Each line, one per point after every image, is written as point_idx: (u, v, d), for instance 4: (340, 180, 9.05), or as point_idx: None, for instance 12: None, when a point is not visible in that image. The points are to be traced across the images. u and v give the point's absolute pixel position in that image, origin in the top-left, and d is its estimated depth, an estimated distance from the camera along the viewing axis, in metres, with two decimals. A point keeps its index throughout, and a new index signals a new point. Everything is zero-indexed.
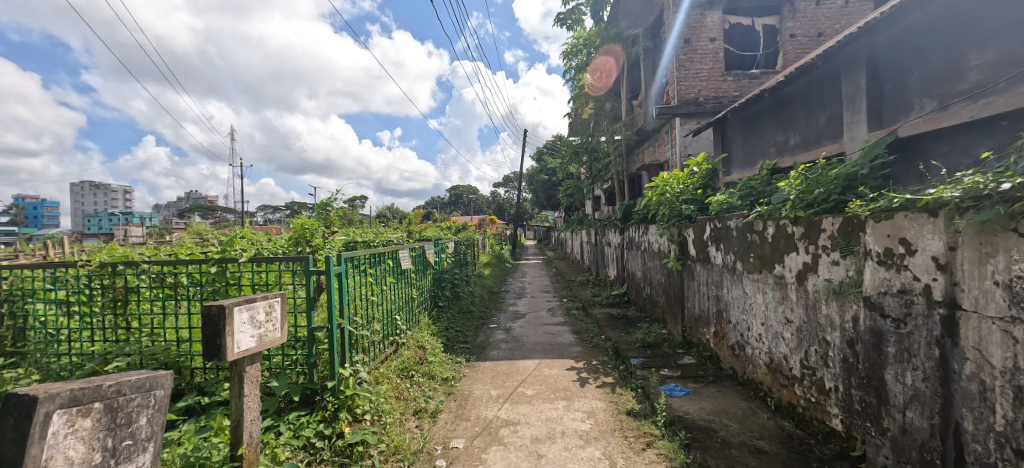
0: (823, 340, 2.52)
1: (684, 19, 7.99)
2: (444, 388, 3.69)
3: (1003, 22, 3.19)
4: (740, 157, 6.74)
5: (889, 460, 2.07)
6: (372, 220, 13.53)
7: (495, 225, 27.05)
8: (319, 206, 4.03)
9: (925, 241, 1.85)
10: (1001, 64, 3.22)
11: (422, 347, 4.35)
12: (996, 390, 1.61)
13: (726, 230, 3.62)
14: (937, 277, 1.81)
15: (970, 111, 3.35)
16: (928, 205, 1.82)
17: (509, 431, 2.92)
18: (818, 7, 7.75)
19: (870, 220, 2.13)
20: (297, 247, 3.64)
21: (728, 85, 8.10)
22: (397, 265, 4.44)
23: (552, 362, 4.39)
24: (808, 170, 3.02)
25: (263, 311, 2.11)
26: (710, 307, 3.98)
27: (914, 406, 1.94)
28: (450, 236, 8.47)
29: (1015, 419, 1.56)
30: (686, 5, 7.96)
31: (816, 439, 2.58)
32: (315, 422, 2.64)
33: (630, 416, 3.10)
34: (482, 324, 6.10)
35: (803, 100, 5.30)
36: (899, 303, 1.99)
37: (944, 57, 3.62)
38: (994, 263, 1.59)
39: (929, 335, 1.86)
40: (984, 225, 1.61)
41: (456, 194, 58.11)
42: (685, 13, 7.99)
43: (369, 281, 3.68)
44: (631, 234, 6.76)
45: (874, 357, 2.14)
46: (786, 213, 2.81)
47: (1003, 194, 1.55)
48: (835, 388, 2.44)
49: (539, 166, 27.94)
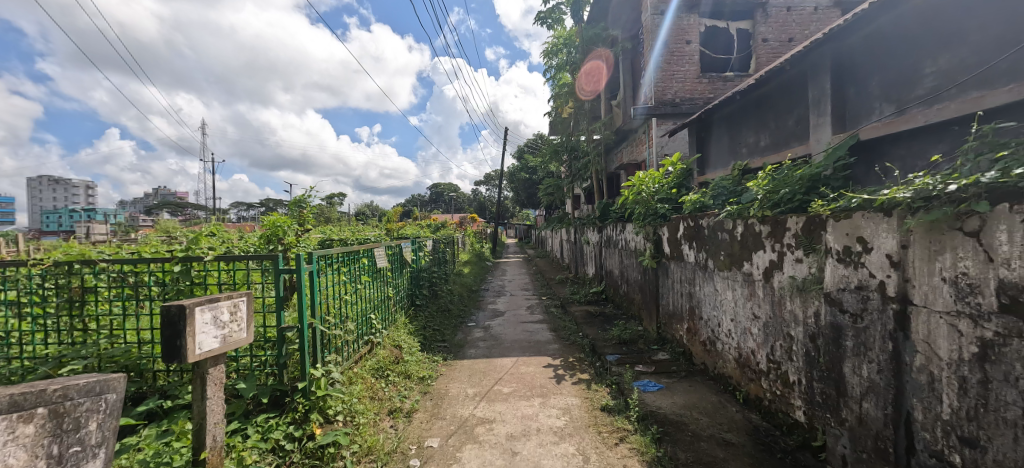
0: (788, 335, 2.61)
1: (670, 23, 8.09)
2: (420, 387, 3.65)
3: (957, 30, 3.34)
4: (715, 156, 6.88)
5: (847, 449, 2.17)
6: (348, 217, 13.22)
7: (475, 223, 26.93)
8: (292, 203, 3.91)
9: (880, 240, 1.94)
10: (954, 71, 3.38)
11: (398, 346, 4.29)
12: (944, 381, 1.70)
13: (699, 229, 3.70)
14: (890, 274, 1.90)
15: (925, 116, 3.51)
16: (883, 205, 1.91)
17: (485, 429, 2.92)
18: (788, 14, 8.04)
19: (830, 219, 2.22)
20: (269, 245, 3.56)
21: (703, 87, 8.27)
22: (372, 264, 4.36)
23: (529, 359, 4.41)
24: (774, 171, 3.12)
25: (228, 310, 2.04)
26: (683, 303, 4.06)
27: (869, 397, 2.03)
28: (428, 233, 8.38)
29: (961, 408, 1.65)
30: (672, 9, 8.10)
31: (780, 430, 2.67)
32: (285, 424, 2.59)
33: (605, 411, 3.14)
34: (461, 323, 6.06)
35: (773, 103, 5.46)
36: (856, 299, 2.08)
37: (905, 62, 3.77)
38: (942, 260, 1.68)
39: (883, 329, 1.95)
40: (934, 224, 1.70)
41: (436, 192, 57.63)
42: (672, 16, 8.11)
43: (343, 279, 3.60)
44: (608, 232, 6.84)
45: (833, 350, 2.24)
46: (753, 212, 2.91)
47: (950, 195, 1.63)
48: (798, 381, 2.53)
49: (520, 165, 28.00)
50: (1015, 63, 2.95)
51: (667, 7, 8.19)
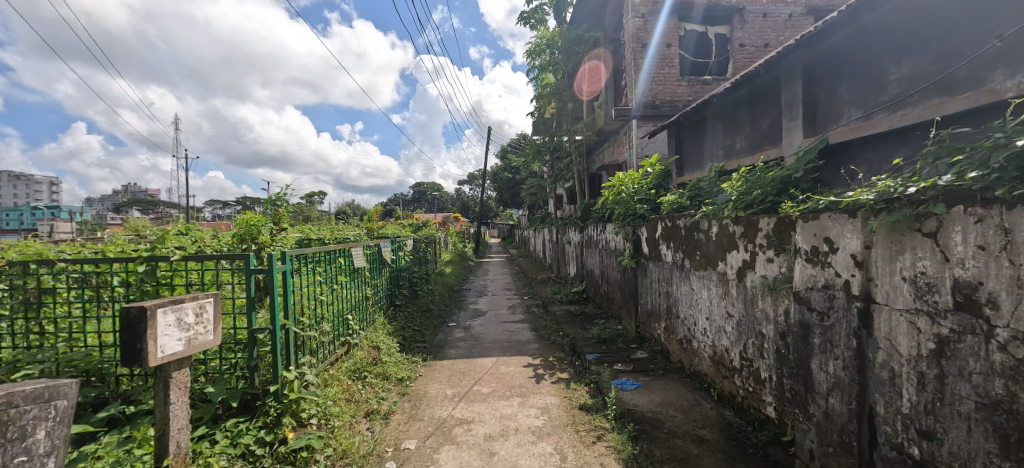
0: (759, 333, 2.68)
1: (664, 26, 8.19)
2: (399, 388, 3.60)
3: (919, 39, 3.48)
4: (693, 158, 7.01)
5: (814, 444, 2.23)
6: (327, 215, 12.97)
7: (458, 223, 26.80)
8: (265, 201, 3.79)
9: (845, 240, 2.00)
10: (917, 79, 3.52)
11: (377, 347, 4.23)
12: (904, 377, 1.77)
13: (676, 229, 3.76)
14: (854, 274, 1.96)
15: (889, 121, 3.64)
16: (848, 206, 1.97)
17: (463, 430, 2.90)
18: (764, 20, 8.25)
19: (799, 220, 2.28)
20: (242, 244, 3.45)
21: (683, 90, 8.41)
22: (349, 263, 4.29)
23: (509, 359, 4.40)
24: (748, 172, 3.19)
25: (193, 312, 1.96)
26: (661, 302, 4.12)
27: (835, 393, 2.09)
28: (409, 233, 8.29)
29: (919, 402, 1.71)
30: (667, 11, 8.17)
31: (752, 426, 2.74)
32: (255, 429, 2.52)
33: (583, 410, 3.16)
34: (441, 323, 6.02)
35: (748, 106, 5.60)
36: (823, 297, 2.15)
37: (872, 68, 3.90)
38: (902, 260, 1.74)
39: (848, 326, 2.01)
40: (895, 225, 1.76)
41: (419, 191, 57.08)
42: (666, 19, 8.19)
43: (318, 279, 3.53)
44: (589, 232, 6.90)
45: (802, 347, 2.30)
46: (727, 213, 2.97)
47: (910, 197, 1.69)
48: (769, 378, 2.60)
49: (503, 165, 27.98)
50: (974, 70, 3.10)
51: (660, 8, 8.25)
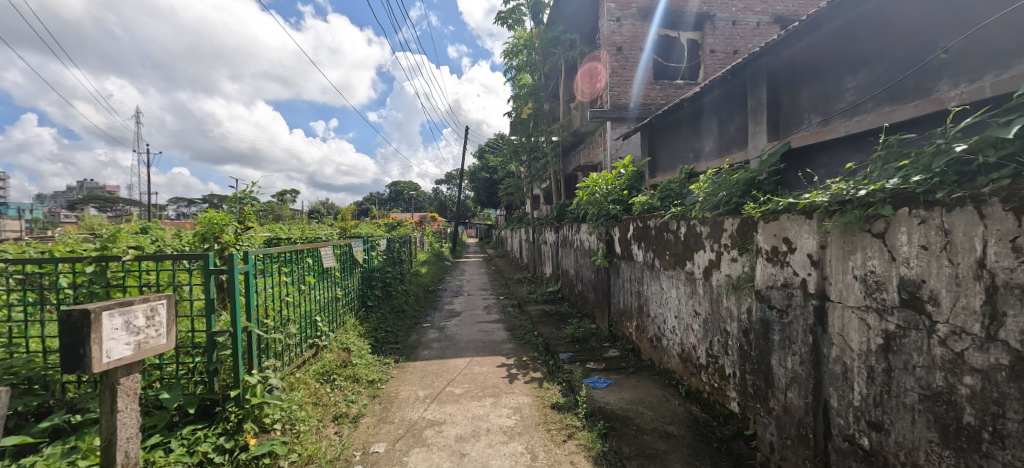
0: (724, 330, 2.76)
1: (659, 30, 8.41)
2: (369, 391, 3.53)
3: (873, 50, 3.67)
4: (664, 160, 7.16)
5: (774, 437, 2.31)
6: (299, 215, 12.60)
7: (435, 223, 26.52)
8: (229, 199, 3.64)
9: (803, 240, 2.08)
10: (871, 87, 3.70)
11: (347, 349, 4.14)
12: (854, 371, 1.85)
13: (647, 230, 3.83)
14: (811, 273, 2.05)
15: (846, 127, 3.82)
16: (805, 208, 2.05)
17: (434, 432, 2.87)
18: (733, 27, 8.53)
19: (761, 220, 2.37)
20: (204, 244, 3.30)
21: (656, 93, 8.58)
22: (318, 264, 4.18)
23: (483, 359, 4.39)
24: (714, 175, 3.28)
25: (144, 314, 1.86)
26: (633, 301, 4.19)
27: (793, 388, 2.18)
28: (383, 232, 8.15)
29: (868, 395, 1.80)
30: (659, 17, 8.44)
31: (717, 421, 2.81)
32: (214, 436, 2.42)
33: (555, 409, 3.18)
34: (415, 324, 5.95)
35: (716, 111, 5.78)
36: (783, 295, 2.23)
37: (831, 76, 4.08)
38: (854, 260, 1.83)
39: (805, 323, 2.09)
40: (848, 226, 1.84)
41: (396, 191, 56.29)
42: (658, 24, 8.47)
43: (284, 280, 3.43)
44: (564, 232, 6.96)
45: (763, 344, 2.38)
46: (695, 214, 3.04)
47: (860, 199, 1.78)
48: (732, 374, 2.68)
49: (481, 164, 27.90)
50: (921, 80, 3.29)
51: (634, 13, 8.41)
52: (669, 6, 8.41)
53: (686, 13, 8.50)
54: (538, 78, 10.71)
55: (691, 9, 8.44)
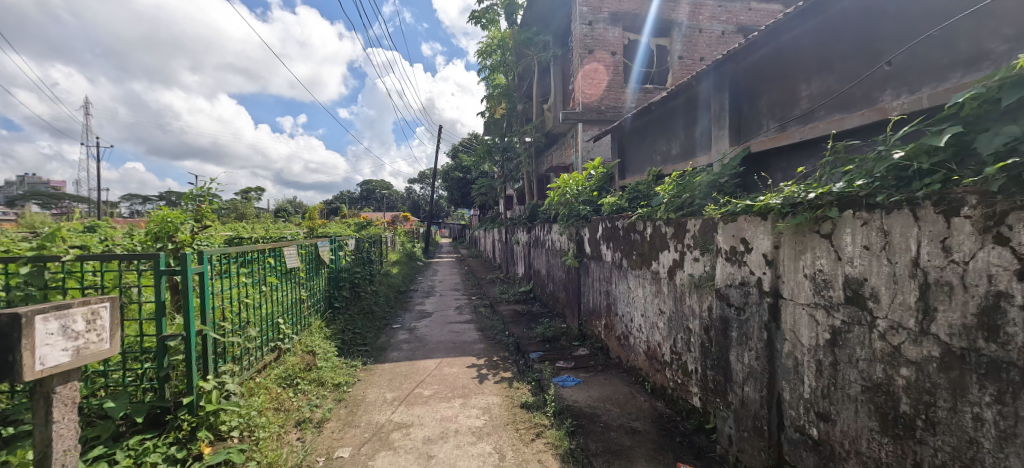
0: (687, 328, 2.85)
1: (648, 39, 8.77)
2: (335, 394, 3.44)
3: (825, 61, 3.89)
4: (633, 162, 7.34)
5: (732, 429, 2.40)
6: (263, 214, 12.12)
7: (408, 222, 26.12)
8: (185, 196, 3.46)
9: (759, 241, 2.18)
10: (823, 96, 3.92)
11: (312, 352, 4.02)
12: (805, 364, 1.95)
13: (615, 230, 3.90)
14: (766, 272, 2.14)
15: (800, 133, 4.02)
16: (761, 209, 2.15)
17: (401, 435, 2.82)
18: (700, 35, 8.84)
19: (721, 221, 2.46)
20: (156, 243, 3.10)
21: (626, 96, 8.77)
22: (281, 264, 4.03)
23: (453, 360, 4.35)
24: (679, 177, 3.38)
25: (84, 318, 1.74)
26: (602, 301, 4.26)
27: (749, 382, 2.27)
28: (352, 232, 7.97)
29: (816, 387, 1.90)
30: (649, 26, 8.81)
31: (680, 416, 2.90)
32: (165, 446, 2.30)
33: (524, 408, 3.19)
34: (384, 325, 5.84)
35: (681, 115, 5.96)
36: (740, 293, 2.32)
37: (787, 84, 4.29)
38: (804, 259, 1.92)
39: (760, 320, 2.19)
40: (799, 227, 1.93)
41: (368, 189, 55.05)
42: (648, 34, 8.89)
43: (244, 281, 3.29)
44: (536, 232, 7.00)
45: (722, 340, 2.48)
46: (660, 215, 3.13)
47: (810, 202, 1.88)
48: (694, 370, 2.77)
49: (454, 164, 27.69)
50: (868, 91, 3.51)
51: (606, 18, 8.55)
52: (658, 16, 8.70)
53: (677, 22, 8.77)
54: (511, 78, 10.74)
55: (681, 20, 8.74)
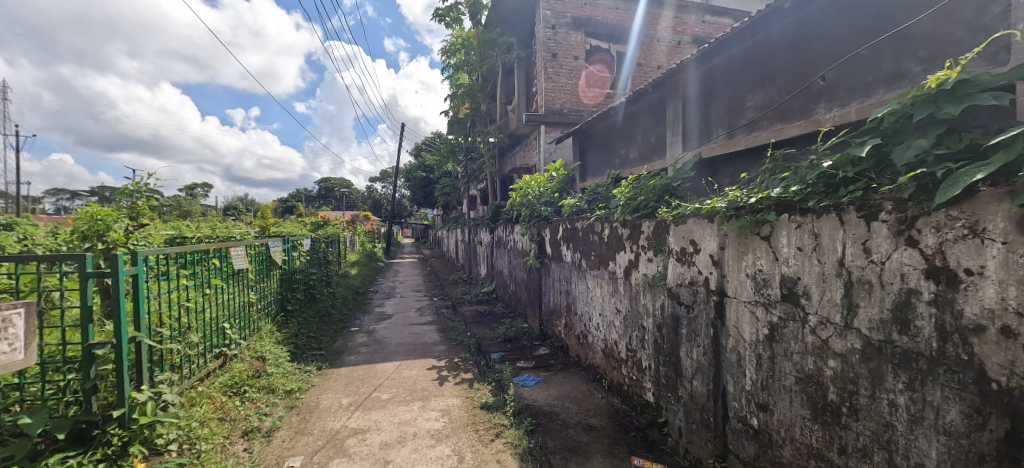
0: (641, 326, 2.96)
1: (638, 49, 9.08)
2: (286, 401, 3.29)
3: (768, 73, 4.16)
4: (593, 165, 7.52)
5: (682, 422, 2.52)
6: (209, 212, 11.36)
7: (368, 221, 25.39)
8: (118, 192, 3.18)
9: (706, 242, 2.30)
10: (766, 106, 4.19)
11: (261, 357, 3.83)
12: (746, 358, 2.08)
13: (575, 231, 3.99)
14: (712, 271, 2.26)
15: (745, 141, 4.27)
16: (708, 213, 2.27)
17: (357, 440, 2.74)
18: (656, 44, 9.24)
19: (672, 223, 2.58)
20: (84, 243, 2.84)
21: (587, 100, 8.99)
22: (227, 265, 3.81)
23: (413, 363, 4.29)
24: (635, 180, 3.51)
25: None
26: (562, 300, 4.34)
27: (698, 376, 2.39)
28: (307, 231, 7.65)
29: (757, 379, 2.02)
30: (636, 37, 9.14)
31: (635, 411, 3.01)
32: (91, 464, 2.12)
33: (484, 409, 3.20)
34: (342, 329, 5.65)
35: (639, 120, 6.17)
36: (689, 292, 2.44)
37: (735, 94, 4.56)
38: (746, 259, 2.05)
39: (708, 317, 2.31)
40: (742, 230, 2.06)
41: (326, 187, 53.06)
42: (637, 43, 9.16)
43: (185, 284, 3.08)
44: (499, 233, 7.03)
45: (673, 337, 2.59)
46: (617, 217, 3.23)
47: (751, 207, 2.01)
48: (648, 366, 2.88)
49: (417, 163, 27.23)
50: (805, 103, 3.79)
51: (569, 22, 8.71)
52: (643, 28, 9.14)
53: (658, 36, 9.25)
54: (475, 78, 10.71)
55: (661, 34, 9.25)
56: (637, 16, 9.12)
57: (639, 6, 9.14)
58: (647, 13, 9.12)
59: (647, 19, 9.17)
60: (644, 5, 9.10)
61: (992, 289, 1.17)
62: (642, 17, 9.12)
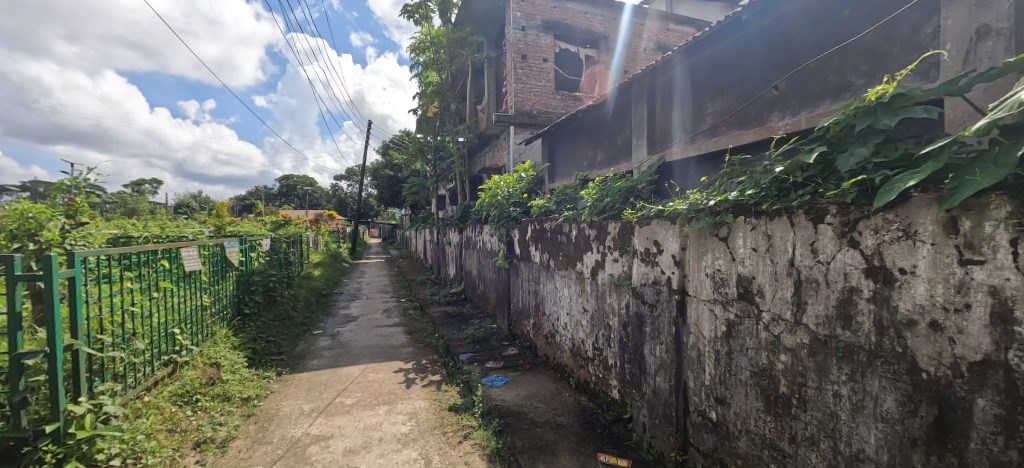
0: (607, 324, 3.03)
1: (621, 58, 9.39)
2: (243, 409, 3.13)
3: (726, 82, 4.37)
4: (562, 166, 7.62)
5: (646, 417, 2.59)
6: (158, 210, 10.65)
7: (333, 221, 24.60)
8: (53, 187, 2.92)
9: (668, 243, 2.38)
10: (724, 113, 4.39)
11: (215, 364, 3.63)
12: (706, 353, 2.16)
13: (543, 231, 4.02)
14: (674, 271, 2.34)
15: (705, 146, 4.46)
16: (671, 214, 2.35)
17: (319, 448, 2.65)
18: (623, 49, 9.47)
19: (637, 225, 2.65)
20: (12, 243, 2.59)
21: (556, 103, 9.09)
22: (178, 267, 3.59)
23: (379, 366, 4.19)
24: (602, 182, 3.58)
25: None
26: (530, 300, 4.37)
27: (661, 373, 2.46)
28: (266, 231, 7.32)
29: (715, 374, 2.11)
30: (621, 45, 9.46)
31: (601, 408, 3.07)
32: None
33: (452, 411, 3.17)
34: (304, 332, 5.45)
35: (606, 124, 6.32)
36: (653, 291, 2.52)
37: (696, 101, 4.75)
38: (706, 259, 2.14)
39: (670, 315, 2.39)
40: (702, 231, 2.15)
41: (288, 185, 50.98)
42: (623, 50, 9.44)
43: (130, 287, 2.87)
44: (468, 233, 6.99)
45: (638, 335, 2.66)
46: (584, 218, 3.29)
47: (710, 209, 2.10)
48: (614, 364, 2.94)
49: (385, 161, 26.65)
50: (759, 111, 4.00)
51: (538, 25, 8.78)
52: (627, 37, 9.49)
53: (641, 45, 9.64)
54: (445, 77, 10.60)
55: (644, 43, 9.62)
56: (621, 26, 9.48)
57: (625, 16, 9.51)
58: (632, 23, 9.52)
59: (629, 29, 9.54)
60: (627, 16, 9.48)
61: (922, 287, 1.27)
62: (625, 27, 9.50)
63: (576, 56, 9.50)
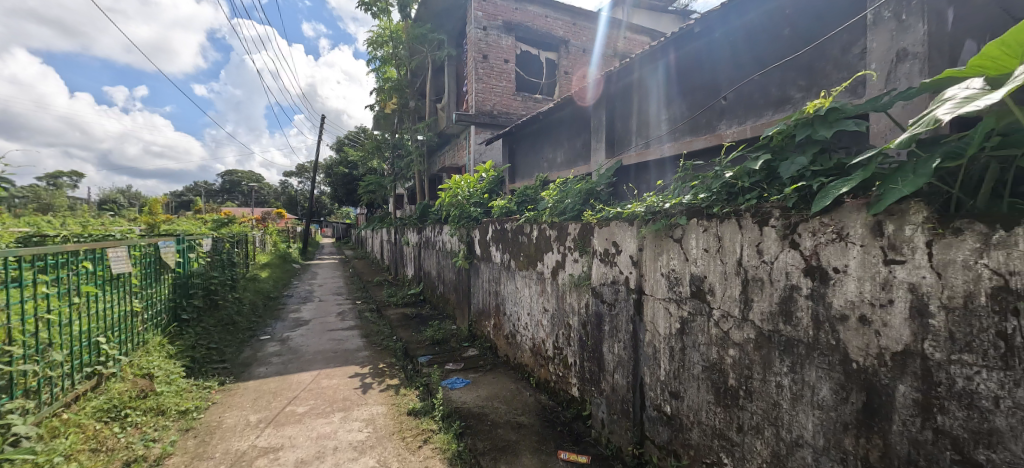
0: (567, 324, 3.08)
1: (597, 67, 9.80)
2: (180, 423, 2.89)
3: (680, 90, 4.58)
4: (522, 167, 7.67)
5: (604, 413, 2.66)
6: (77, 205, 9.60)
7: (281, 220, 23.30)
8: None
9: (626, 244, 2.47)
10: (678, 120, 4.60)
11: (148, 375, 3.32)
12: (661, 350, 2.25)
13: (504, 232, 4.03)
14: (632, 271, 2.43)
15: (660, 150, 4.66)
16: (629, 216, 2.43)
17: (268, 460, 2.50)
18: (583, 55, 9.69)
19: (597, 226, 2.72)
20: None
21: (517, 104, 9.15)
22: (103, 269, 3.24)
23: (333, 371, 4.02)
24: (562, 184, 3.64)
25: None
26: (491, 301, 4.36)
27: (619, 370, 2.54)
28: (206, 229, 6.81)
29: (670, 369, 2.20)
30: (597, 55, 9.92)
31: (562, 406, 3.12)
32: None
33: (411, 415, 3.10)
34: (250, 338, 5.12)
35: (565, 126, 6.43)
36: (612, 291, 2.59)
37: (652, 107, 4.94)
38: (661, 260, 2.23)
39: (628, 313, 2.47)
40: (658, 233, 2.24)
41: (231, 181, 47.72)
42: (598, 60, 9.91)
43: (44, 292, 2.56)
44: (427, 233, 6.87)
45: (597, 333, 2.73)
46: (545, 219, 3.33)
47: (666, 212, 2.19)
48: (574, 362, 3.00)
49: (339, 158, 25.62)
50: (709, 119, 4.24)
51: (500, 25, 8.79)
52: (603, 48, 9.97)
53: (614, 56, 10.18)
54: (403, 73, 10.36)
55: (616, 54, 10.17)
56: (598, 36, 9.88)
57: (601, 28, 9.97)
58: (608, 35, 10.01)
59: (606, 40, 10.01)
60: (603, 28, 9.94)
61: (853, 285, 1.39)
62: (600, 38, 9.93)
63: (536, 57, 9.58)
